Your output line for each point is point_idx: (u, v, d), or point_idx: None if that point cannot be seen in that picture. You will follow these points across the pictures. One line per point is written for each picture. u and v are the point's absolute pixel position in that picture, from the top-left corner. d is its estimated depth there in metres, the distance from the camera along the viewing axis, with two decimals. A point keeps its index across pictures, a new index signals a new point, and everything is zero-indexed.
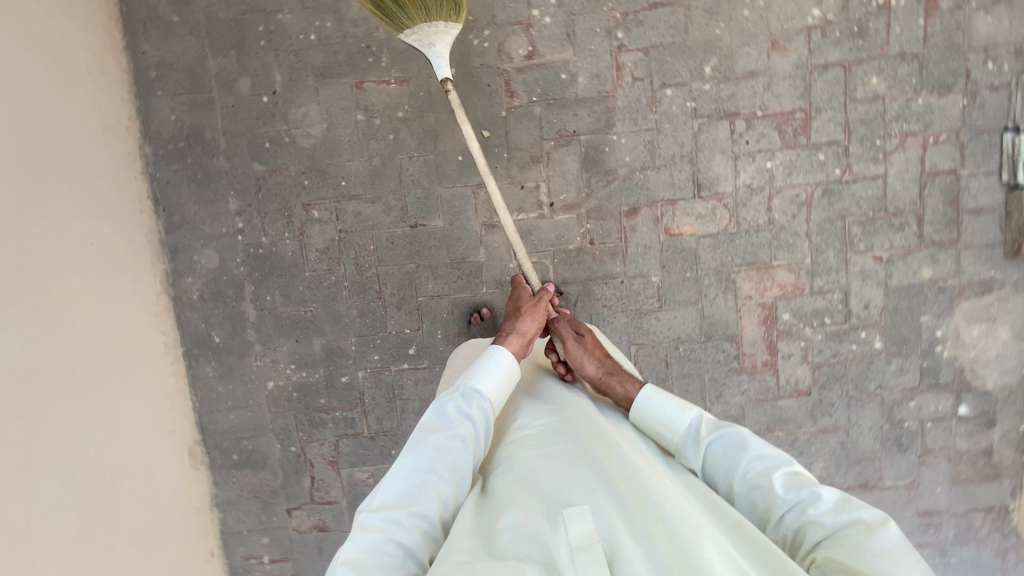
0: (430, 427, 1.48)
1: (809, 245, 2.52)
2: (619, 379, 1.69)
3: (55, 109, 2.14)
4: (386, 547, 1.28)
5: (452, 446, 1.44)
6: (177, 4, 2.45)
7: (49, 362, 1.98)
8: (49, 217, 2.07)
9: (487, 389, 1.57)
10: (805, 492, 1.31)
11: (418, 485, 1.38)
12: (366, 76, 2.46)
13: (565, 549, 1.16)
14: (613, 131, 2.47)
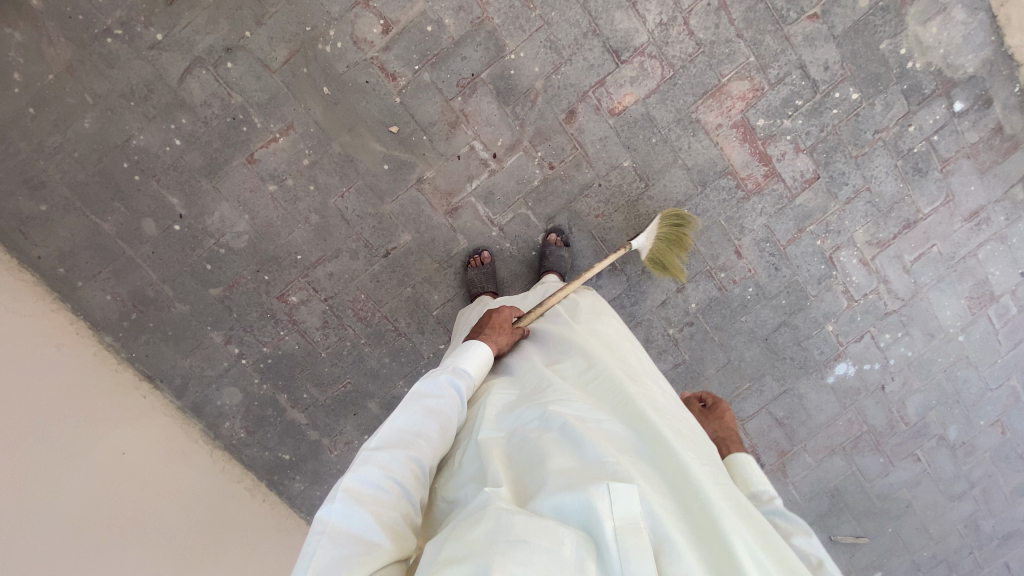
0: (423, 387, 1.36)
1: (746, 43, 2.39)
2: (727, 442, 1.59)
3: (13, 350, 2.02)
4: (385, 489, 1.14)
5: (444, 411, 1.34)
6: (36, 193, 2.24)
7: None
8: (66, 454, 1.95)
9: (473, 372, 1.49)
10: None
11: (415, 434, 1.26)
12: (252, 146, 2.28)
13: (611, 524, 0.96)
14: (508, 52, 2.30)
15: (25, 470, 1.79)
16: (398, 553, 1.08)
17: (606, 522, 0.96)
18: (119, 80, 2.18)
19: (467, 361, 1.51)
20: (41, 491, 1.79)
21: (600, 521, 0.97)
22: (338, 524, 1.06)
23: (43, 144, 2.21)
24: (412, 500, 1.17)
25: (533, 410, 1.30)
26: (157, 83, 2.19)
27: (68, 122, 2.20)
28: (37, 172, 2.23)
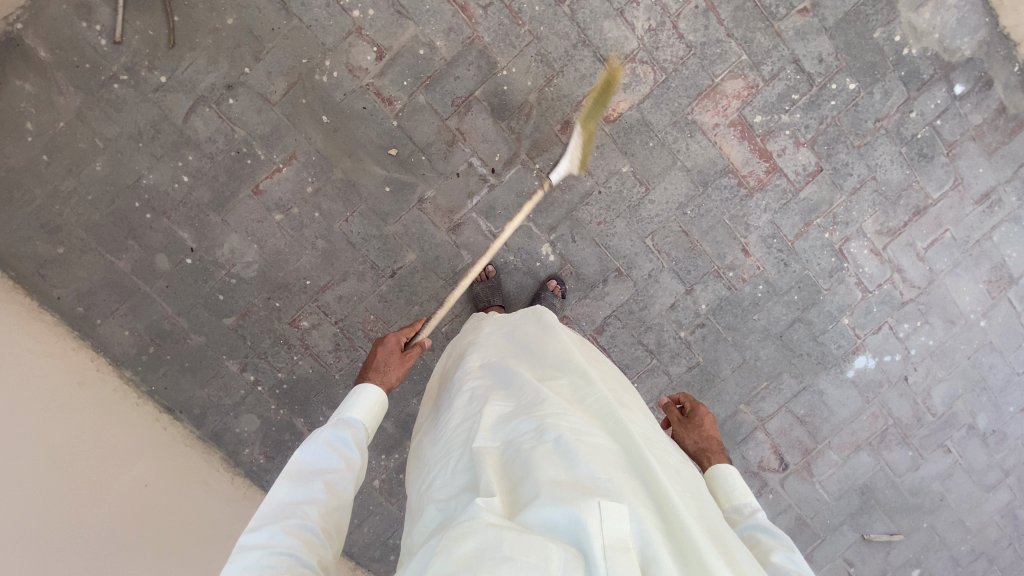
0: (307, 448, 1.33)
1: (737, 42, 2.40)
2: (711, 455, 1.59)
3: (37, 390, 2.07)
4: (269, 559, 1.09)
5: (336, 464, 1.32)
6: (54, 236, 2.32)
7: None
8: (85, 493, 1.96)
9: (361, 418, 1.47)
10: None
11: (300, 499, 1.22)
12: (257, 177, 2.34)
13: (598, 542, 0.95)
14: (500, 68, 2.33)
15: (54, 508, 1.83)
16: None
17: (596, 540, 0.95)
18: (127, 123, 2.26)
19: (358, 410, 1.49)
20: (56, 538, 1.76)
21: (591, 539, 0.96)
22: None
23: (58, 189, 2.29)
24: (308, 562, 1.12)
25: (529, 422, 1.29)
26: (163, 123, 2.27)
27: (81, 166, 2.28)
28: (53, 216, 2.31)
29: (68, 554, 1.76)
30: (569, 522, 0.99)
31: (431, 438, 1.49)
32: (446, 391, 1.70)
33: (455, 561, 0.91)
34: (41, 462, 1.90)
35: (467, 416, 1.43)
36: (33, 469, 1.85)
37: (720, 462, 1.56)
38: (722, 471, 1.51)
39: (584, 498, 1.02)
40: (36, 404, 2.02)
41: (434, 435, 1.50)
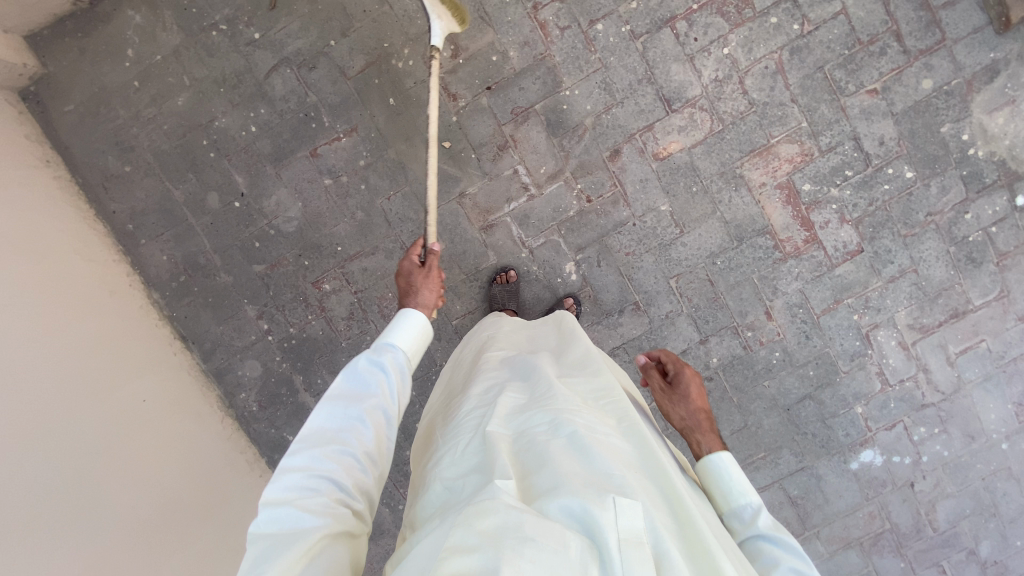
0: (348, 372, 1.33)
1: (800, 109, 2.42)
2: (698, 436, 1.50)
3: (63, 292, 2.23)
4: (312, 482, 1.13)
5: (378, 389, 1.31)
6: (124, 155, 2.51)
7: (123, 528, 1.93)
8: (89, 390, 2.11)
9: (402, 343, 1.42)
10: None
11: (337, 424, 1.23)
12: (317, 142, 2.48)
13: (613, 536, 0.98)
14: (564, 88, 2.42)
15: (51, 398, 1.95)
16: (337, 531, 1.09)
17: (610, 534, 0.98)
18: (215, 68, 2.45)
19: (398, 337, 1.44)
20: (49, 426, 1.88)
21: (604, 533, 0.99)
22: (266, 530, 1.06)
23: (139, 114, 2.48)
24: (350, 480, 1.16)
25: (543, 416, 1.32)
26: (246, 75, 2.44)
27: (164, 98, 2.47)
28: (129, 137, 2.50)
29: (58, 433, 1.90)
30: (582, 513, 1.02)
31: (441, 423, 1.51)
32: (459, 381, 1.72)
33: (477, 535, 0.92)
34: (58, 352, 2.08)
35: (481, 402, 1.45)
36: (40, 358, 1.99)
37: (709, 443, 1.47)
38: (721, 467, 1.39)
39: (598, 494, 1.05)
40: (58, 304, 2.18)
41: (443, 419, 1.52)
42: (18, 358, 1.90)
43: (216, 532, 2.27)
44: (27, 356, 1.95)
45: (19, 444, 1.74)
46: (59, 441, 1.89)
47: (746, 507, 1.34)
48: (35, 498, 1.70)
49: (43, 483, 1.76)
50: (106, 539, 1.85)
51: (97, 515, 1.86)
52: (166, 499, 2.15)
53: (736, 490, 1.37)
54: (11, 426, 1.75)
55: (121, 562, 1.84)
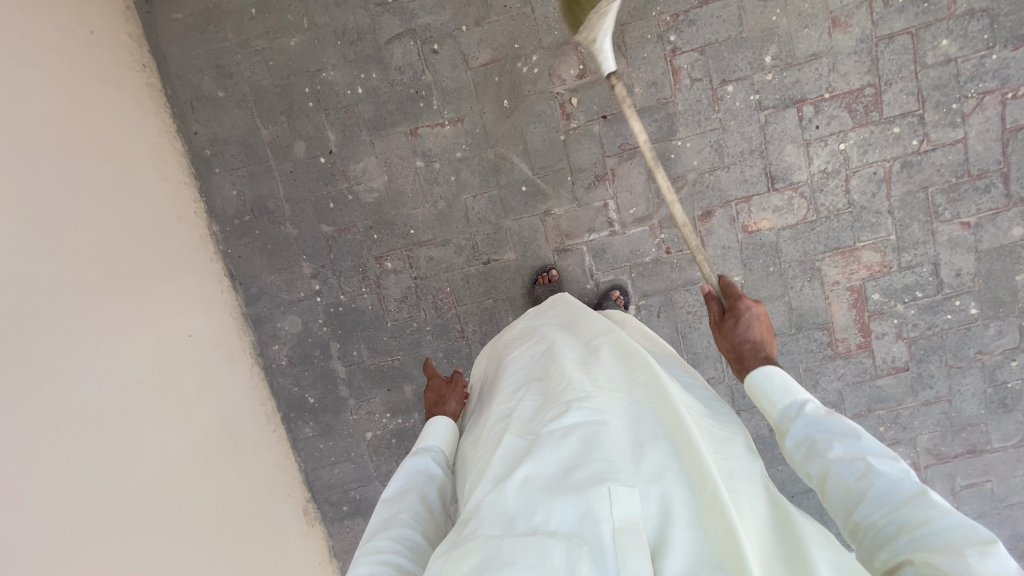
0: (394, 480, 1.41)
1: (893, 222, 2.44)
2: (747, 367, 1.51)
3: (128, 214, 2.16)
4: (381, 565, 1.15)
5: (424, 481, 1.40)
6: (221, 79, 2.41)
7: (141, 474, 1.91)
8: (133, 322, 2.07)
9: (438, 443, 1.52)
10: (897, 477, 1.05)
11: (391, 518, 1.28)
12: (420, 122, 2.42)
13: (608, 528, 0.99)
14: (677, 137, 2.40)
15: (96, 326, 1.92)
16: None
17: (606, 523, 0.99)
18: (337, 19, 2.35)
19: (435, 436, 1.53)
20: (92, 355, 1.86)
21: (597, 527, 0.99)
22: None
23: (248, 43, 2.39)
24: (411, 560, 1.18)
25: (543, 411, 1.29)
26: (367, 35, 2.35)
27: (277, 34, 2.37)
28: (230, 62, 2.40)
29: (95, 367, 1.86)
30: (571, 516, 1.01)
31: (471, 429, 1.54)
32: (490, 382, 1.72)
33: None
34: (111, 279, 2.04)
35: (500, 403, 1.43)
36: (93, 282, 1.96)
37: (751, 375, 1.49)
38: (760, 375, 1.35)
39: (591, 486, 1.04)
40: (124, 226, 2.13)
41: (474, 426, 1.54)
42: (62, 280, 1.84)
43: (224, 485, 2.28)
44: (75, 277, 1.89)
45: (54, 380, 1.70)
46: (94, 375, 1.85)
47: (792, 403, 1.29)
48: (76, 429, 1.73)
49: (73, 420, 1.73)
50: (123, 485, 1.84)
51: (117, 458, 1.84)
52: (184, 446, 2.14)
53: (780, 394, 1.31)
54: (47, 361, 1.69)
55: (132, 510, 1.84)
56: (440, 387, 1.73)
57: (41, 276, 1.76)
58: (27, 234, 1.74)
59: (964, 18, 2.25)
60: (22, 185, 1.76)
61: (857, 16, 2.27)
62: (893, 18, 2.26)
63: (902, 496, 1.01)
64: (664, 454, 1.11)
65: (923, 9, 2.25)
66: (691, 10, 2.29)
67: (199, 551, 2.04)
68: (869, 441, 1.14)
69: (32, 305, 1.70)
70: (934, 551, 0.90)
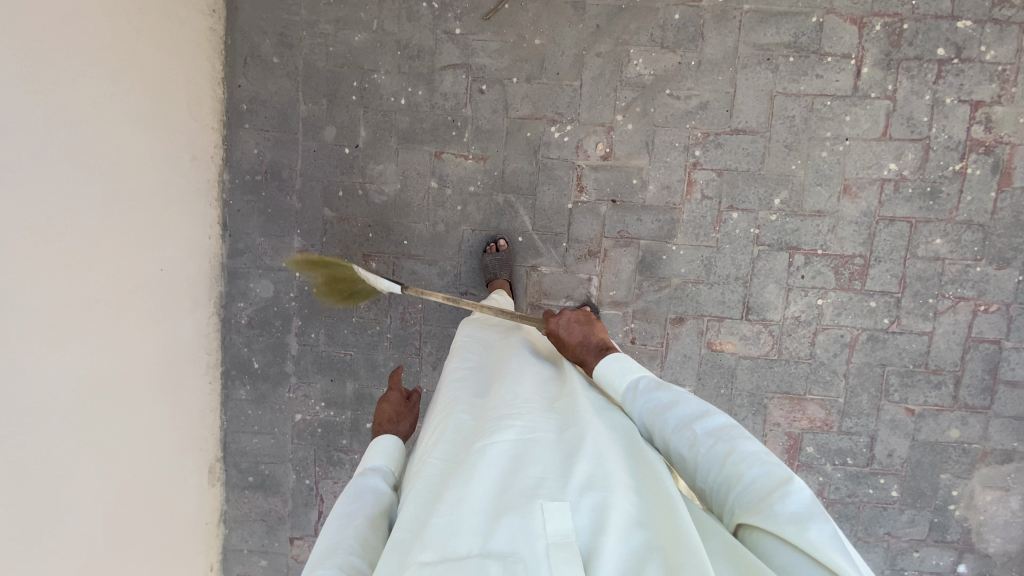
0: (343, 500, 1.45)
1: (845, 385, 2.55)
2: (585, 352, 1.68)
3: (147, 142, 2.22)
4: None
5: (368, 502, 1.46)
6: (280, 47, 2.53)
7: (61, 390, 1.88)
8: (111, 243, 2.09)
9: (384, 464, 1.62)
10: (720, 444, 1.23)
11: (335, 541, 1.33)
12: (446, 147, 2.53)
13: (541, 543, 1.05)
14: (673, 242, 2.51)
15: (83, 238, 1.96)
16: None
17: (540, 539, 1.05)
18: (405, 32, 2.48)
19: (381, 456, 1.64)
20: (67, 264, 1.90)
21: (530, 542, 1.05)
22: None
23: (316, 24, 2.51)
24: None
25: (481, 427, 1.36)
26: (426, 55, 2.48)
27: (345, 26, 2.50)
28: (294, 36, 2.52)
29: (56, 273, 1.86)
30: (508, 535, 1.06)
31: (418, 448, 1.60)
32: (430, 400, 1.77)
33: None
34: (105, 194, 2.05)
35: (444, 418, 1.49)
36: (95, 196, 2.01)
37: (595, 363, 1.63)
38: (603, 365, 1.54)
39: (528, 505, 1.11)
40: (138, 151, 2.19)
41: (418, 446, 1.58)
42: (66, 186, 1.88)
43: (144, 423, 2.28)
44: (78, 187, 1.93)
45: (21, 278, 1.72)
46: (51, 280, 1.84)
47: (627, 385, 1.46)
48: (29, 330, 1.75)
49: (28, 320, 1.75)
50: (48, 395, 1.83)
51: (43, 368, 1.81)
52: (114, 373, 2.12)
53: (617, 376, 1.49)
54: (16, 259, 1.70)
55: (44, 423, 1.82)
56: (398, 404, 1.83)
57: (35, 173, 1.76)
58: (33, 128, 1.75)
59: (961, 226, 2.39)
60: (44, 81, 1.78)
61: (868, 190, 2.41)
62: (897, 204, 2.41)
63: (725, 455, 1.21)
64: (593, 466, 1.19)
65: (926, 205, 2.39)
66: (721, 134, 2.43)
67: (97, 478, 2.04)
68: (682, 402, 1.35)
69: (15, 196, 1.69)
70: (751, 498, 1.13)
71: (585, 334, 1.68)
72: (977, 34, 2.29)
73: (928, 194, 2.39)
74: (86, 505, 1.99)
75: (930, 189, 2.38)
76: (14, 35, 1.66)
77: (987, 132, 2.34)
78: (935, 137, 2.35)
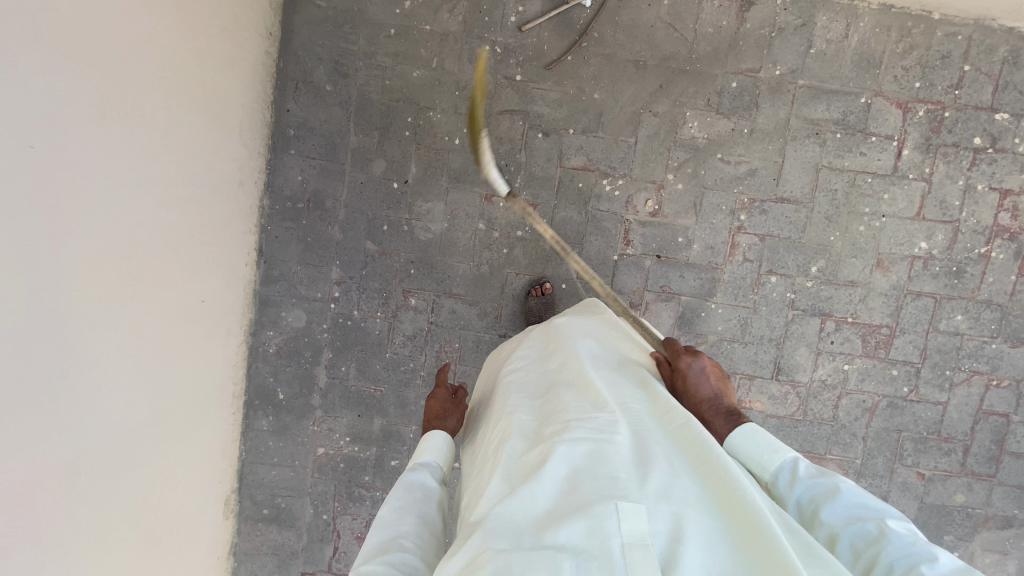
0: (393, 494, 1.38)
1: (862, 448, 2.65)
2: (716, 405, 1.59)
3: (202, 171, 2.17)
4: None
5: (419, 495, 1.38)
6: (335, 75, 2.48)
7: (104, 429, 1.81)
8: (161, 275, 2.02)
9: (434, 460, 1.53)
10: (908, 535, 1.14)
11: (390, 535, 1.25)
12: (497, 191, 2.53)
13: (617, 542, 1.02)
14: (712, 300, 2.57)
15: (136, 272, 1.90)
16: None
17: (615, 538, 1.02)
18: (464, 73, 2.47)
19: (432, 452, 1.55)
20: (122, 298, 1.84)
21: (606, 541, 1.02)
22: None
23: (374, 55, 2.47)
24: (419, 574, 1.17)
25: (543, 428, 1.35)
26: (485, 97, 2.48)
27: (404, 60, 2.47)
28: (350, 65, 2.47)
29: (106, 307, 1.77)
30: (581, 532, 1.04)
31: (471, 449, 1.57)
32: (482, 404, 1.76)
33: None
34: (160, 225, 2.00)
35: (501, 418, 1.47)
36: (151, 227, 1.95)
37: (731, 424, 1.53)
38: (739, 432, 1.45)
39: (600, 502, 1.09)
40: (194, 181, 2.14)
41: (470, 449, 1.56)
42: (125, 217, 1.82)
43: (174, 458, 2.20)
44: (138, 219, 1.88)
45: (78, 316, 1.66)
46: (106, 316, 1.77)
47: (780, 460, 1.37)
48: (82, 369, 1.69)
49: (82, 358, 1.69)
50: (94, 435, 1.77)
51: (92, 407, 1.74)
52: (151, 411, 2.04)
53: (761, 447, 1.40)
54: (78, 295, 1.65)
55: (87, 464, 1.74)
56: (446, 401, 1.74)
57: (92, 207, 1.68)
58: (94, 163, 1.67)
59: (981, 305, 2.54)
60: (106, 111, 1.70)
61: (899, 265, 2.52)
62: (925, 280, 2.53)
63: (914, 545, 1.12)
64: (666, 477, 1.18)
65: (952, 283, 2.53)
66: (766, 201, 2.50)
67: (132, 516, 1.97)
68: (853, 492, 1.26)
69: (73, 234, 1.62)
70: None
71: (715, 392, 1.62)
72: (1012, 126, 2.44)
73: (954, 272, 2.52)
74: (119, 546, 1.91)
75: (956, 268, 2.52)
76: (96, 68, 1.65)
77: (1012, 220, 2.49)
78: (965, 221, 2.49)
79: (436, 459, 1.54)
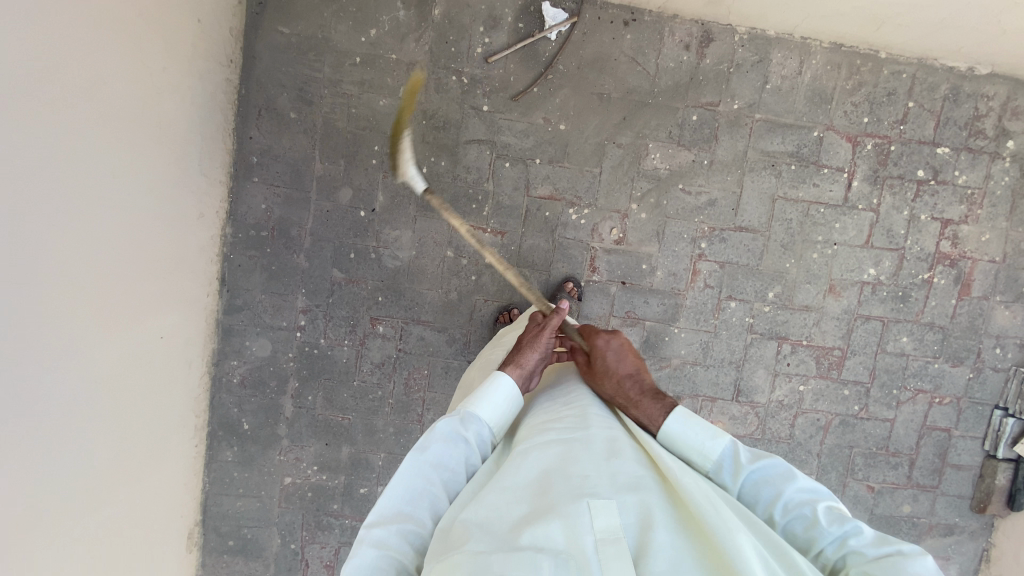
0: (432, 451, 1.30)
1: (817, 464, 2.77)
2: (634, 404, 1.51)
3: (161, 205, 2.12)
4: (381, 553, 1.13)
5: (453, 462, 1.31)
6: (300, 102, 2.45)
7: (62, 480, 1.74)
8: (117, 314, 1.96)
9: (487, 417, 1.42)
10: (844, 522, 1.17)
11: (407, 504, 1.23)
12: (465, 219, 2.54)
13: (589, 538, 1.03)
14: (675, 325, 2.65)
15: (91, 314, 1.83)
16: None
17: (586, 535, 1.04)
18: (432, 102, 2.47)
19: (489, 408, 1.43)
20: (77, 342, 1.77)
21: (578, 538, 1.03)
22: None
23: (339, 83, 2.45)
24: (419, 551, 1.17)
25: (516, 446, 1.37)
26: (452, 126, 2.49)
27: (370, 88, 2.46)
28: (314, 92, 2.45)
29: (63, 353, 1.71)
30: (554, 531, 1.04)
31: None
32: None
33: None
34: (116, 263, 1.93)
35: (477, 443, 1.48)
36: (107, 265, 1.89)
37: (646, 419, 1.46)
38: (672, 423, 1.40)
39: (572, 502, 1.10)
40: (152, 215, 2.08)
41: None
42: (80, 259, 1.76)
43: (134, 499, 2.14)
44: (93, 259, 1.82)
45: (31, 366, 1.59)
46: (61, 363, 1.70)
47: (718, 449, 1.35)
48: (37, 420, 1.62)
49: (38, 408, 1.62)
50: (52, 487, 1.70)
51: (48, 459, 1.67)
52: (108, 456, 1.97)
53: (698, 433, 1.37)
54: (33, 344, 1.59)
55: (45, 518, 1.67)
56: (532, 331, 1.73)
57: (48, 247, 1.62)
58: (53, 203, 1.63)
59: (924, 327, 2.68)
60: (60, 148, 1.64)
61: (849, 290, 2.65)
62: (873, 304, 2.66)
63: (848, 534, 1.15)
64: (631, 479, 1.20)
65: (897, 307, 2.67)
66: (726, 230, 2.59)
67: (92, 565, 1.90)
68: (785, 472, 1.28)
69: (28, 281, 1.56)
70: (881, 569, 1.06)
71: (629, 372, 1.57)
72: (953, 159, 2.58)
73: (900, 296, 2.66)
74: None
75: (902, 293, 2.66)
76: (57, 110, 1.62)
77: (953, 247, 2.64)
78: (909, 248, 2.63)
79: (490, 416, 1.42)
